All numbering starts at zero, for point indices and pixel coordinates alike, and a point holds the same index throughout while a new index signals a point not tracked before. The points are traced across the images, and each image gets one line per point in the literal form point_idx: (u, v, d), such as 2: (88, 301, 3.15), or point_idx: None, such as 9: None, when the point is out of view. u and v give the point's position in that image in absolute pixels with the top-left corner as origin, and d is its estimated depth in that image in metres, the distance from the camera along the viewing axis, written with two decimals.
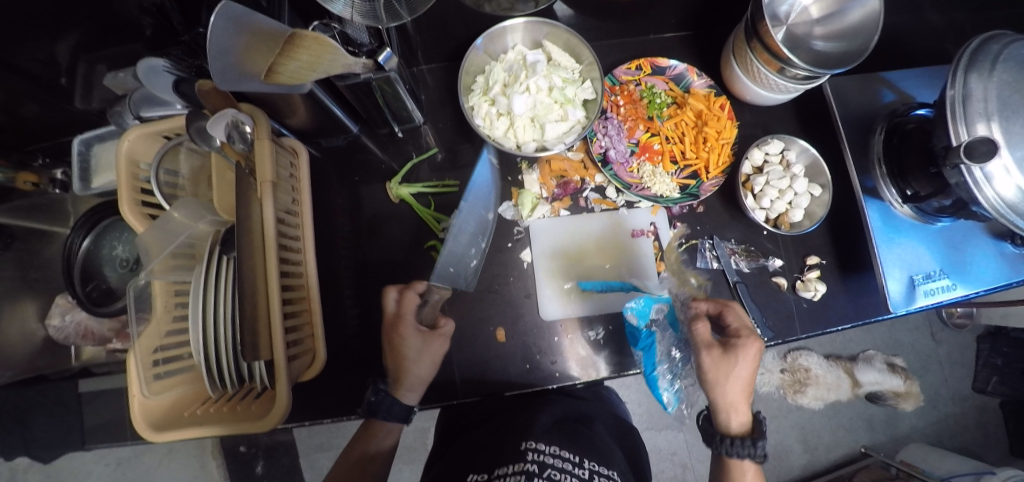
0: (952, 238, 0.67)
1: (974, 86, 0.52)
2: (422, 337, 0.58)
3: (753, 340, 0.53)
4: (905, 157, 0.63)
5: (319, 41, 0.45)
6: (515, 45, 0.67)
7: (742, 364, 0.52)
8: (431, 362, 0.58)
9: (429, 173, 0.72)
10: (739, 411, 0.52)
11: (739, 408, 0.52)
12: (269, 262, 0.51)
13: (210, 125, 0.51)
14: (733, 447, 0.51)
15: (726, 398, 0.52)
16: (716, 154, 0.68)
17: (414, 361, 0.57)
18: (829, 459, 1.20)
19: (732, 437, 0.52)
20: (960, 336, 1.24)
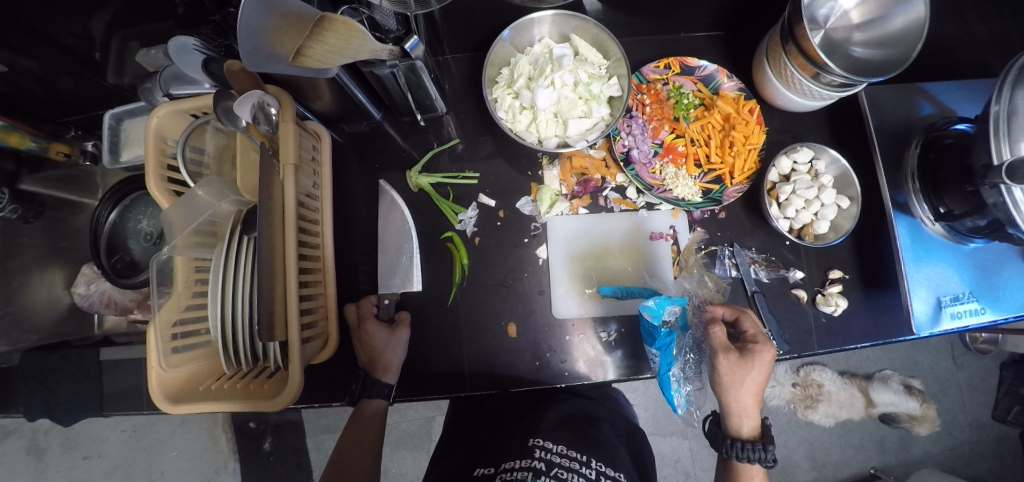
0: (985, 260, 0.64)
1: (1021, 101, 0.50)
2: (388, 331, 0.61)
3: (768, 347, 0.54)
4: (941, 172, 0.61)
5: (347, 26, 0.45)
6: (542, 38, 0.66)
7: (756, 371, 0.53)
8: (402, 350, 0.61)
9: (448, 164, 0.72)
10: (750, 416, 0.53)
11: (750, 413, 0.53)
12: (288, 243, 0.52)
13: (237, 107, 0.53)
14: (742, 451, 0.52)
15: (739, 402, 0.53)
16: (743, 159, 0.66)
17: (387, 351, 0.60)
18: (836, 478, 1.18)
19: (742, 440, 0.53)
20: (983, 362, 1.19)
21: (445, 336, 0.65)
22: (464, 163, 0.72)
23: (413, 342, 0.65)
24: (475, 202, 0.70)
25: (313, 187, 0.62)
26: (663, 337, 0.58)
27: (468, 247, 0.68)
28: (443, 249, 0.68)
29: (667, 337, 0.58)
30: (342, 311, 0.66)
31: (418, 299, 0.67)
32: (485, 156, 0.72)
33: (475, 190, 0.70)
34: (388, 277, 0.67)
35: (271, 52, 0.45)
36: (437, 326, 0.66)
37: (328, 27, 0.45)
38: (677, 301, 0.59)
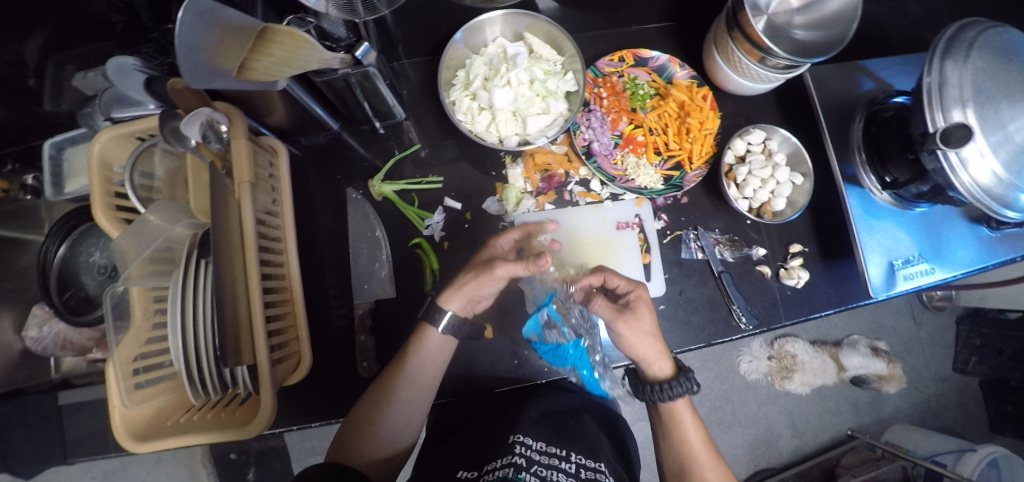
0: (932, 223, 0.68)
1: (950, 72, 0.55)
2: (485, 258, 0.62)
3: (638, 289, 0.58)
4: (884, 143, 0.64)
5: (293, 36, 0.44)
6: (496, 39, 0.66)
7: (642, 314, 0.55)
8: (493, 282, 0.59)
9: (413, 169, 0.71)
10: (661, 359, 0.55)
11: (659, 354, 0.55)
12: (250, 264, 0.51)
13: (184, 126, 0.51)
14: (670, 391, 0.54)
15: (643, 349, 0.55)
16: (700, 144, 0.68)
17: (468, 275, 0.60)
18: (817, 443, 1.23)
19: (668, 382, 0.54)
20: (940, 318, 1.27)
21: None
22: (428, 168, 0.71)
23: (392, 352, 0.64)
24: (441, 206, 0.69)
25: (272, 203, 0.61)
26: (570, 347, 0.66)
27: (437, 252, 0.67)
28: (412, 256, 0.67)
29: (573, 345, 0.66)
30: (315, 328, 0.65)
31: (392, 306, 0.66)
32: (448, 160, 0.71)
33: (441, 193, 0.70)
34: (359, 289, 0.65)
35: (215, 67, 0.42)
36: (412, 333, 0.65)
37: (273, 38, 0.45)
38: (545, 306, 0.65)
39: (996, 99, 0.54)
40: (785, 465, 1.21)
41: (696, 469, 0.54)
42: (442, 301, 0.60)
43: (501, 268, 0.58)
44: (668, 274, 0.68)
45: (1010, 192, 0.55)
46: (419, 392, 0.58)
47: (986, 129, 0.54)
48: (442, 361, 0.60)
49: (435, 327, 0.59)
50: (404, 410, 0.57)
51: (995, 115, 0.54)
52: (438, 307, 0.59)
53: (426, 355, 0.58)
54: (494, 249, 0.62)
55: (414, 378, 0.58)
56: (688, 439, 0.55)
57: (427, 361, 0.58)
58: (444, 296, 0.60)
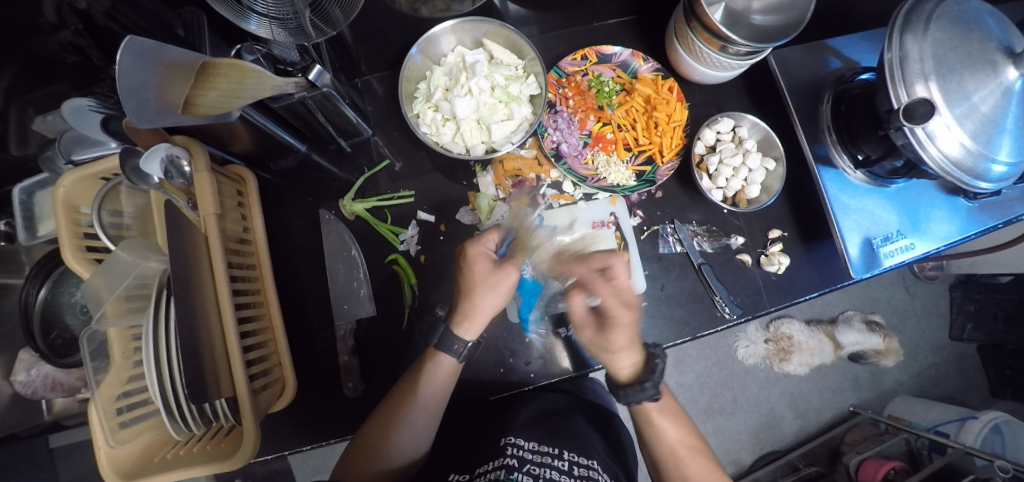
0: (910, 198, 0.68)
1: (910, 47, 0.55)
2: (492, 269, 0.58)
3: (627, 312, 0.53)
4: (853, 122, 0.63)
5: (237, 67, 0.46)
6: (454, 48, 0.66)
7: (619, 332, 0.53)
8: (501, 295, 0.57)
9: (386, 185, 0.70)
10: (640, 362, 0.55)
11: (622, 360, 0.54)
12: (221, 294, 0.51)
13: (145, 163, 0.51)
14: (633, 396, 0.54)
15: (614, 352, 0.55)
16: (669, 137, 0.67)
17: (481, 293, 0.56)
18: (820, 421, 1.23)
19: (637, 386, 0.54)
20: (933, 287, 1.26)
21: (408, 356, 0.64)
22: (401, 182, 0.71)
23: (377, 371, 0.64)
24: (415, 220, 0.69)
25: (243, 230, 0.61)
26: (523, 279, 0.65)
27: (414, 267, 0.67)
28: (390, 273, 0.66)
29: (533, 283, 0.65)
30: (298, 352, 0.64)
31: (372, 324, 0.65)
32: (421, 172, 0.71)
33: (413, 207, 0.69)
34: (338, 310, 0.64)
35: (162, 104, 0.42)
36: (395, 350, 0.65)
37: (214, 71, 0.46)
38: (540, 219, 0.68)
39: (958, 70, 0.55)
40: (790, 447, 1.21)
41: (676, 468, 0.58)
42: (455, 329, 0.57)
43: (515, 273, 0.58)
44: (649, 270, 0.68)
45: (980, 163, 0.55)
46: (430, 419, 0.57)
47: (950, 102, 0.54)
48: (448, 391, 0.58)
49: (450, 355, 0.57)
50: (412, 440, 0.55)
51: (958, 86, 0.54)
52: (454, 338, 0.57)
53: (439, 385, 0.57)
54: (486, 256, 0.58)
55: (426, 407, 0.56)
56: (668, 440, 0.58)
57: (438, 393, 0.57)
58: (463, 324, 0.57)
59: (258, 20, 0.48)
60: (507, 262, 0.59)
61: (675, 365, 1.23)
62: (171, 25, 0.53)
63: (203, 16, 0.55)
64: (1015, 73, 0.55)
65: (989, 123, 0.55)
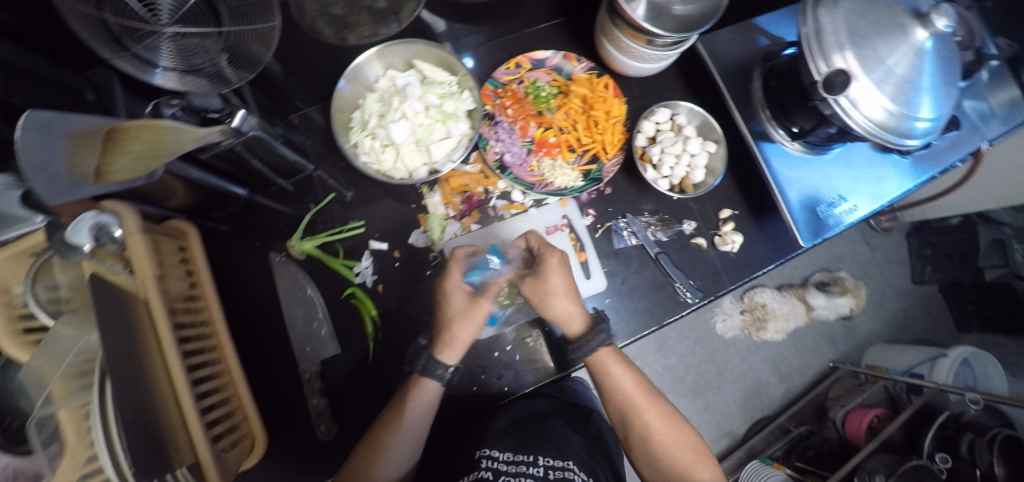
0: (846, 162, 0.70)
1: (823, 20, 0.56)
2: (468, 301, 0.58)
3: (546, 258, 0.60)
4: (784, 97, 0.65)
5: (149, 127, 0.42)
6: (385, 72, 0.65)
7: (551, 278, 0.58)
8: (477, 325, 0.57)
9: (334, 218, 0.69)
10: (576, 312, 0.59)
11: (572, 313, 0.59)
12: (170, 358, 0.49)
13: (72, 234, 0.46)
14: (587, 346, 0.58)
15: (560, 307, 0.58)
16: (610, 133, 0.68)
17: (456, 323, 0.57)
18: (804, 381, 1.26)
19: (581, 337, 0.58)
20: (891, 237, 1.31)
21: (380, 390, 0.64)
22: (349, 213, 0.69)
23: (348, 409, 0.63)
24: (368, 250, 0.68)
25: (190, 288, 0.59)
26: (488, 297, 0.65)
27: (373, 297, 0.66)
28: (350, 307, 0.65)
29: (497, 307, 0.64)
30: (266, 401, 0.63)
31: (338, 362, 0.64)
32: (369, 201, 0.70)
33: (365, 237, 0.68)
34: (301, 354, 0.63)
35: (73, 177, 0.39)
36: (364, 384, 0.64)
37: (121, 134, 0.42)
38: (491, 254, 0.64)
39: (871, 37, 0.56)
40: (779, 411, 1.24)
41: (636, 417, 0.58)
42: (438, 355, 0.57)
43: (489, 305, 0.58)
44: (607, 267, 0.68)
45: (904, 122, 0.57)
46: (413, 446, 0.56)
47: (868, 68, 0.56)
48: (433, 412, 0.57)
49: (432, 380, 0.56)
50: (397, 463, 0.54)
51: (873, 53, 0.56)
52: (436, 362, 0.56)
53: (426, 406, 0.56)
54: (460, 289, 0.59)
55: (409, 432, 0.54)
56: (619, 387, 0.58)
57: (422, 415, 0.55)
58: (442, 349, 0.57)
59: (164, 74, 0.46)
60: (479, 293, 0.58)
61: (658, 349, 1.25)
62: (79, 90, 0.48)
63: (115, 76, 0.51)
64: (924, 34, 0.57)
65: (907, 84, 0.57)
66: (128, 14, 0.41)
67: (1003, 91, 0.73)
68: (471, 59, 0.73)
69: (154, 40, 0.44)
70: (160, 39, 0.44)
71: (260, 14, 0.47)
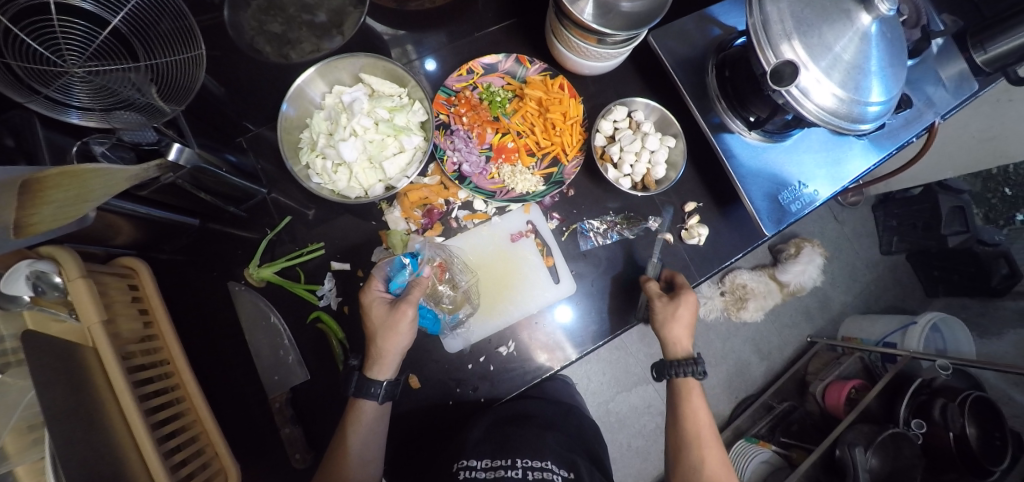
0: (803, 147, 0.71)
1: (769, 9, 0.56)
2: (389, 310, 0.55)
3: (687, 289, 0.63)
4: (738, 87, 0.64)
5: (70, 173, 0.40)
6: (331, 88, 0.63)
7: (683, 311, 0.61)
8: (404, 333, 0.54)
9: (294, 241, 0.67)
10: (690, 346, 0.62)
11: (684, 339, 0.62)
12: (126, 407, 0.47)
13: (6, 286, 0.45)
14: (680, 368, 0.60)
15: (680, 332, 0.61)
16: (569, 135, 0.67)
17: (381, 335, 0.54)
18: (783, 358, 1.29)
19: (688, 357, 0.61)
20: (857, 211, 1.35)
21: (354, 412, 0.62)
22: (308, 235, 0.67)
23: (322, 433, 0.61)
24: (329, 272, 0.66)
25: (144, 328, 0.56)
26: (423, 308, 0.62)
27: (340, 319, 0.64)
28: (317, 331, 0.64)
29: (432, 312, 0.62)
30: (237, 434, 0.61)
31: (307, 387, 0.62)
32: (329, 220, 0.68)
33: (327, 258, 0.67)
34: (270, 383, 0.61)
35: None
36: (337, 408, 0.62)
37: (42, 185, 0.39)
38: (408, 257, 0.61)
39: (816, 25, 0.56)
40: (762, 389, 1.27)
41: (694, 444, 0.57)
42: (370, 373, 0.55)
43: (413, 310, 0.55)
44: (576, 269, 0.68)
45: (854, 108, 0.58)
46: (374, 466, 0.55)
47: (815, 56, 0.56)
48: (382, 430, 0.56)
49: (370, 400, 0.54)
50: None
51: (819, 40, 0.56)
52: (369, 381, 0.54)
53: (368, 430, 0.54)
54: (382, 299, 0.57)
55: (359, 456, 0.53)
56: (698, 420, 0.58)
57: (370, 435, 0.54)
58: (374, 366, 0.55)
59: (81, 113, 0.44)
60: (405, 300, 0.55)
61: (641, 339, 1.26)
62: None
63: (35, 116, 0.47)
64: (868, 19, 0.57)
65: (854, 70, 0.57)
66: (30, 56, 0.40)
67: (952, 66, 0.74)
68: (434, 60, 0.72)
69: (64, 80, 0.42)
70: (70, 78, 0.42)
71: (184, 42, 0.47)
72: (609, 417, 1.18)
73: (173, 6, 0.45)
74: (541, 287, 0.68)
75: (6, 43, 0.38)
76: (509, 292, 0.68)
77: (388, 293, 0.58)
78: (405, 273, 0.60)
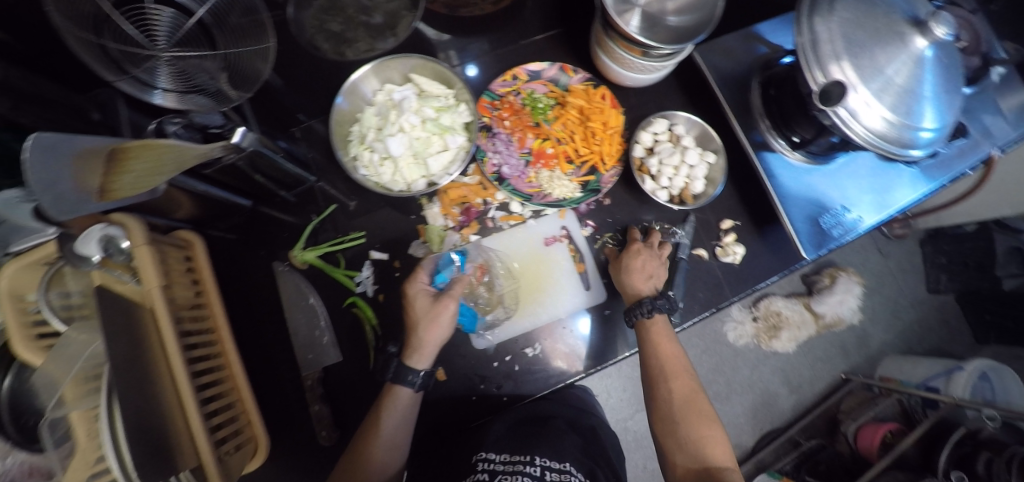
0: (849, 170, 0.70)
1: (820, 29, 0.56)
2: (431, 302, 0.58)
3: (637, 241, 0.66)
4: (784, 106, 0.64)
5: (149, 146, 0.45)
6: (383, 87, 0.66)
7: (634, 260, 0.63)
8: (444, 326, 0.57)
9: (337, 227, 0.70)
10: (646, 288, 0.61)
11: (645, 281, 0.62)
12: (176, 366, 0.50)
13: (80, 246, 0.48)
14: (638, 311, 0.60)
15: (631, 273, 0.62)
16: (608, 145, 0.68)
17: (423, 326, 0.56)
18: (815, 393, 1.23)
19: (639, 298, 0.60)
20: (904, 244, 1.28)
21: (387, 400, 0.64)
22: (349, 223, 0.71)
23: (349, 416, 0.63)
24: (368, 260, 0.69)
25: (195, 297, 0.60)
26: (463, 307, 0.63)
27: (374, 306, 0.67)
28: (351, 316, 0.66)
29: (471, 311, 0.64)
30: (268, 407, 0.64)
31: (339, 369, 0.65)
32: (371, 210, 0.71)
33: (366, 247, 0.69)
34: (304, 361, 0.64)
35: (78, 194, 0.41)
36: (362, 392, 0.64)
37: (127, 155, 0.45)
38: (455, 254, 0.64)
39: (868, 47, 0.56)
40: (789, 423, 1.21)
41: (664, 379, 0.59)
42: (409, 362, 0.57)
43: (454, 305, 0.58)
44: (606, 277, 0.69)
45: (906, 133, 0.56)
46: (398, 450, 0.56)
47: (865, 78, 0.55)
48: (412, 419, 0.57)
49: (406, 386, 0.56)
50: (384, 464, 0.54)
51: (871, 62, 0.55)
52: (408, 369, 0.56)
53: (399, 416, 0.55)
54: (426, 292, 0.59)
55: (388, 439, 0.54)
56: (664, 354, 0.60)
57: (400, 422, 0.55)
58: (412, 356, 0.57)
59: (163, 94, 0.48)
60: (449, 293, 0.58)
61: None
62: (85, 110, 0.50)
63: (119, 96, 0.54)
64: (923, 43, 0.56)
65: (907, 94, 0.56)
66: (126, 40, 0.46)
67: (1015, 96, 0.71)
68: (475, 67, 0.73)
69: (152, 63, 0.47)
70: (157, 62, 0.48)
71: (255, 34, 0.51)
72: (626, 435, 1.15)
73: (246, 3, 0.51)
74: (573, 293, 0.69)
75: (107, 28, 0.44)
76: (540, 295, 0.69)
77: (433, 286, 0.60)
78: (451, 268, 0.62)
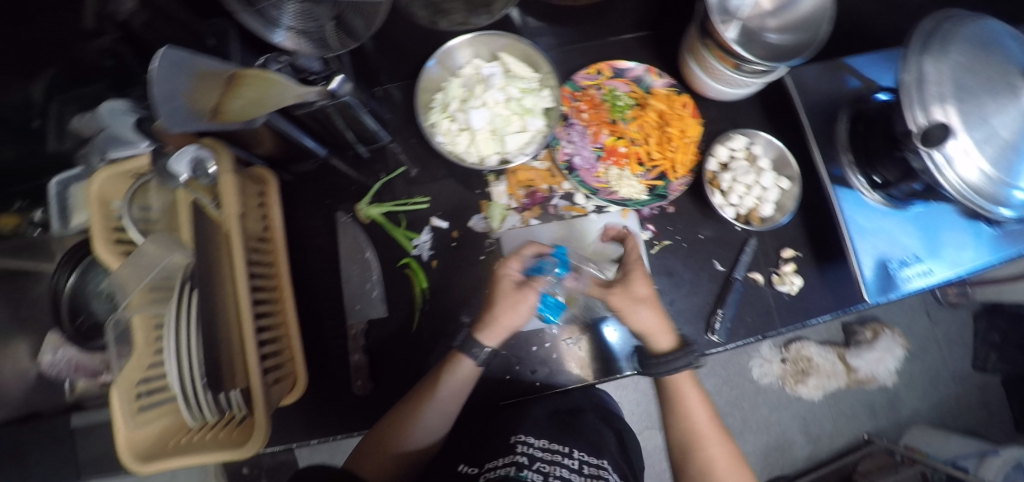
0: (927, 221, 0.67)
1: (928, 69, 0.54)
2: (514, 288, 0.58)
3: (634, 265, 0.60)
4: (871, 142, 0.63)
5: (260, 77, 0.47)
6: (471, 60, 0.68)
7: (636, 283, 0.58)
8: (522, 314, 0.57)
9: (403, 189, 0.72)
10: (662, 331, 0.57)
11: (660, 328, 0.57)
12: (238, 289, 0.51)
13: (174, 162, 0.50)
14: (671, 363, 0.56)
15: (649, 320, 0.57)
16: (682, 153, 0.69)
17: (501, 307, 0.57)
18: (833, 448, 1.19)
19: (669, 352, 0.56)
20: (956, 314, 1.23)
21: (423, 365, 0.65)
22: (415, 188, 0.72)
23: (386, 373, 0.64)
24: (429, 226, 0.70)
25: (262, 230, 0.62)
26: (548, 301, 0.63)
27: (426, 271, 0.68)
28: (403, 277, 0.67)
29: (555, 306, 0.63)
30: (310, 347, 0.65)
31: (382, 324, 0.66)
32: (437, 179, 0.72)
33: (427, 213, 0.71)
34: (351, 310, 0.66)
35: (192, 110, 0.43)
36: (401, 351, 0.66)
37: (241, 81, 0.47)
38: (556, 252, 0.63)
39: (977, 94, 0.54)
40: (801, 473, 1.17)
41: (696, 448, 0.57)
42: (478, 335, 0.57)
43: (534, 296, 0.58)
44: (657, 285, 0.68)
45: (1002, 190, 0.53)
46: (444, 418, 0.56)
47: (968, 126, 0.53)
48: (466, 392, 0.58)
49: (470, 358, 0.57)
50: (426, 431, 0.55)
51: (977, 111, 0.53)
52: (474, 341, 0.56)
53: (457, 386, 0.56)
54: (512, 277, 0.59)
55: (442, 405, 0.55)
56: (690, 417, 0.58)
57: (455, 393, 0.56)
58: (483, 330, 0.57)
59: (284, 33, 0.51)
60: (529, 284, 0.58)
61: None
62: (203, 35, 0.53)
63: (232, 28, 0.56)
64: None
65: (1011, 148, 0.53)
66: None
67: None
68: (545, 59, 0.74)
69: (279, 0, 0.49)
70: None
71: None
72: None
73: None
74: None
75: None
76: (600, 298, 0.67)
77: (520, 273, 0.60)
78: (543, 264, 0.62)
